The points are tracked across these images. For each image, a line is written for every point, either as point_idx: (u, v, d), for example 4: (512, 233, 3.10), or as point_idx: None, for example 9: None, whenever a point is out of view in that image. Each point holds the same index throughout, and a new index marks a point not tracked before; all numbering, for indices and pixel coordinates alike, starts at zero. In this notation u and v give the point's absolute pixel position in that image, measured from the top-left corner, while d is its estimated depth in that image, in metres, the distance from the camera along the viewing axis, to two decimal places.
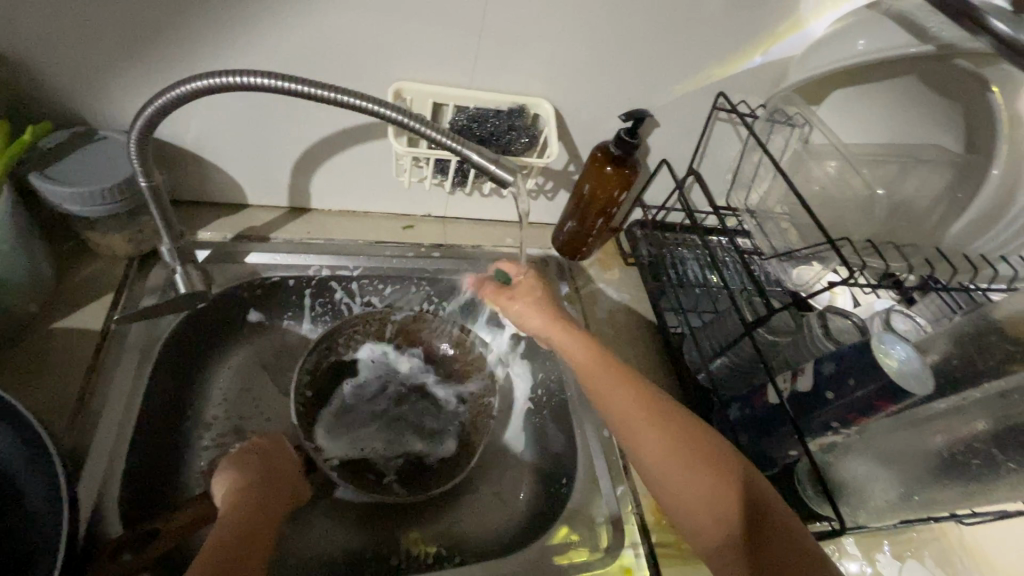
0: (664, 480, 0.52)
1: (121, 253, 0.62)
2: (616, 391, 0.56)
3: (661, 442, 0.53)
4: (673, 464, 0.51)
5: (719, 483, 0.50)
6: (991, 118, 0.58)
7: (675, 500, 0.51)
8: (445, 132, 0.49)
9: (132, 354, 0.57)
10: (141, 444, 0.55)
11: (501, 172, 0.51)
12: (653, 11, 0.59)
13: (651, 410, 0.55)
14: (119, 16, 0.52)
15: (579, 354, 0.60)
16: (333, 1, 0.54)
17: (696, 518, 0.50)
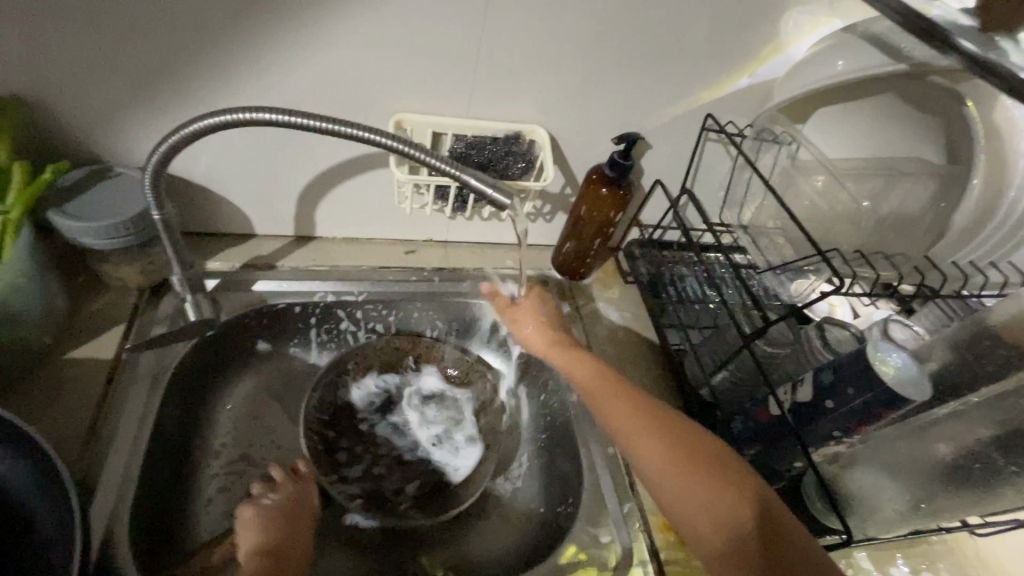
0: (670, 492, 0.52)
1: (133, 285, 0.64)
2: (616, 407, 0.58)
3: (662, 458, 0.54)
4: (675, 480, 0.52)
5: (728, 493, 0.51)
6: (967, 129, 0.58)
7: (679, 516, 0.52)
8: (448, 160, 0.51)
9: (143, 382, 0.58)
10: (152, 472, 0.56)
11: (501, 197, 0.52)
12: (639, 39, 0.61)
13: (652, 426, 0.56)
14: (133, 59, 0.55)
15: (579, 373, 0.62)
16: (335, 41, 0.57)
17: (704, 530, 0.50)
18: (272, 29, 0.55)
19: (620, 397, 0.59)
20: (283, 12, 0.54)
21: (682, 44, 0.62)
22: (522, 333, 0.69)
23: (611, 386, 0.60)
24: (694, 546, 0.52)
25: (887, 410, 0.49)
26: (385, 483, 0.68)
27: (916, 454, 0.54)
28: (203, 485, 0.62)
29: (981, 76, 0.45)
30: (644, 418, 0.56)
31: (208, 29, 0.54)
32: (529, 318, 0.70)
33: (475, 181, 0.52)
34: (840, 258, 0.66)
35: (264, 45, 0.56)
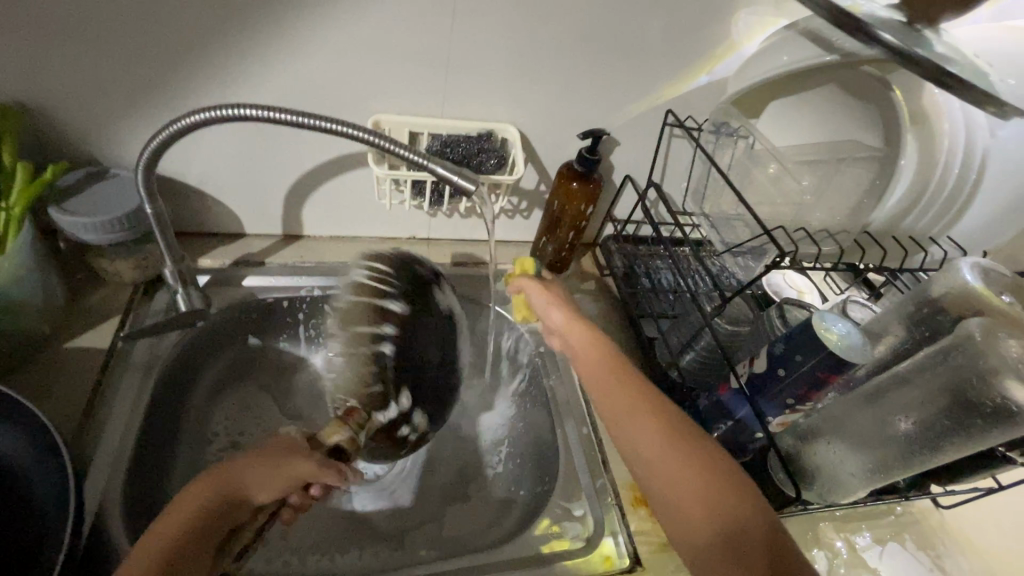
0: (657, 478, 0.52)
1: (128, 280, 0.67)
2: (608, 377, 0.59)
3: (648, 424, 0.54)
4: (659, 445, 0.53)
5: (714, 486, 0.49)
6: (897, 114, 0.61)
7: (658, 483, 0.52)
8: (347, 330, 0.53)
9: (137, 369, 0.62)
10: (145, 455, 0.59)
11: (389, 347, 0.55)
12: (599, 40, 0.66)
13: (640, 396, 0.57)
14: (128, 68, 0.59)
15: (586, 353, 0.63)
16: (315, 48, 0.62)
17: (686, 518, 0.49)
18: (255, 38, 0.60)
19: (612, 368, 0.60)
20: (265, 23, 0.59)
21: (639, 44, 0.66)
22: (545, 307, 0.69)
23: (616, 369, 0.60)
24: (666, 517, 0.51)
25: (833, 375, 0.52)
26: (392, 408, 0.57)
27: (872, 423, 0.55)
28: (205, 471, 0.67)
29: (901, 62, 0.49)
30: (632, 388, 0.58)
31: (196, 39, 0.59)
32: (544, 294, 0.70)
33: (375, 298, 0.55)
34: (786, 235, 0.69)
35: (248, 53, 0.61)
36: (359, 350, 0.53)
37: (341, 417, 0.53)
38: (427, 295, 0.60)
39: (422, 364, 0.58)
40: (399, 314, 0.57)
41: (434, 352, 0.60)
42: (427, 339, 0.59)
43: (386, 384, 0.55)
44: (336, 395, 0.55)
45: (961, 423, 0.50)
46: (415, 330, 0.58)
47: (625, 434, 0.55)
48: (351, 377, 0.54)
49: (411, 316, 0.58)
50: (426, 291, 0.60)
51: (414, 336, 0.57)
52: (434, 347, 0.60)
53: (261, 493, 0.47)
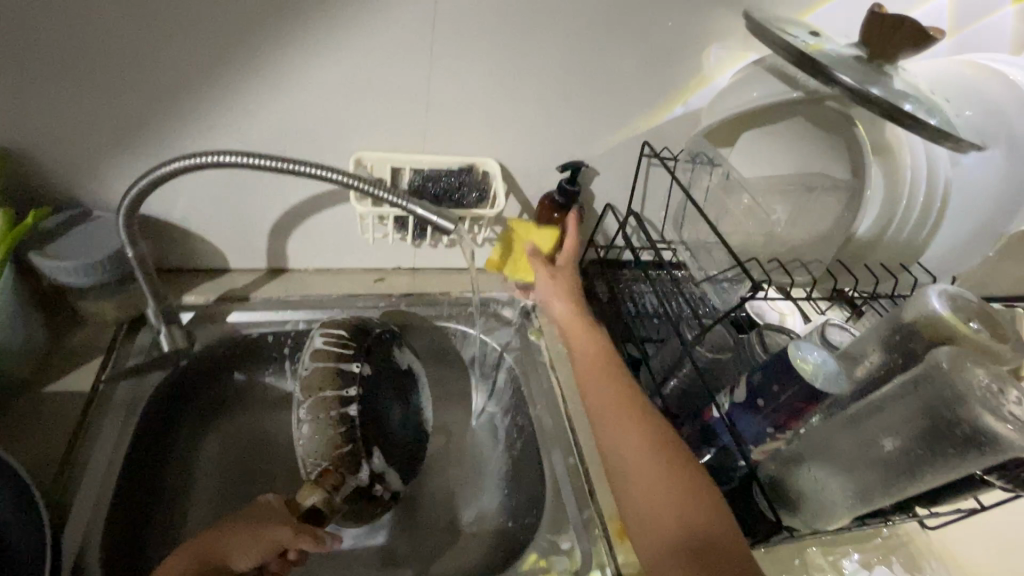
0: (632, 470, 0.57)
1: (110, 319, 0.67)
2: (606, 388, 0.64)
3: (636, 436, 0.59)
4: (644, 456, 0.57)
5: (682, 488, 0.54)
6: (859, 147, 0.63)
7: (635, 489, 0.56)
8: (310, 395, 0.63)
9: (119, 411, 0.61)
10: (124, 500, 0.58)
11: (352, 412, 0.64)
12: (574, 76, 0.68)
13: (633, 409, 0.61)
14: (113, 112, 0.60)
15: (586, 351, 0.69)
16: (297, 89, 0.63)
17: (652, 507, 0.54)
18: (239, 81, 0.61)
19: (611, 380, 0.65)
20: (248, 67, 0.60)
21: (613, 80, 0.69)
22: (549, 297, 0.74)
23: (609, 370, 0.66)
24: (637, 523, 0.55)
25: (809, 404, 0.53)
26: (364, 471, 0.64)
27: (854, 448, 0.55)
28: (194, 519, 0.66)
29: (860, 100, 0.50)
30: (627, 401, 0.62)
31: (181, 82, 0.60)
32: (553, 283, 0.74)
33: (336, 363, 0.66)
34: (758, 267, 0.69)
35: (232, 95, 0.62)
36: (327, 412, 0.63)
37: (316, 480, 0.61)
38: (383, 358, 0.70)
39: (384, 412, 0.68)
40: (362, 375, 0.67)
41: (385, 411, 0.68)
42: (383, 397, 0.68)
43: (353, 442, 0.63)
44: (308, 459, 0.62)
45: (936, 451, 0.51)
46: (375, 393, 0.67)
47: (615, 442, 0.60)
48: (323, 426, 0.63)
49: (373, 379, 0.68)
50: (386, 350, 0.71)
51: (376, 395, 0.67)
52: (399, 406, 0.69)
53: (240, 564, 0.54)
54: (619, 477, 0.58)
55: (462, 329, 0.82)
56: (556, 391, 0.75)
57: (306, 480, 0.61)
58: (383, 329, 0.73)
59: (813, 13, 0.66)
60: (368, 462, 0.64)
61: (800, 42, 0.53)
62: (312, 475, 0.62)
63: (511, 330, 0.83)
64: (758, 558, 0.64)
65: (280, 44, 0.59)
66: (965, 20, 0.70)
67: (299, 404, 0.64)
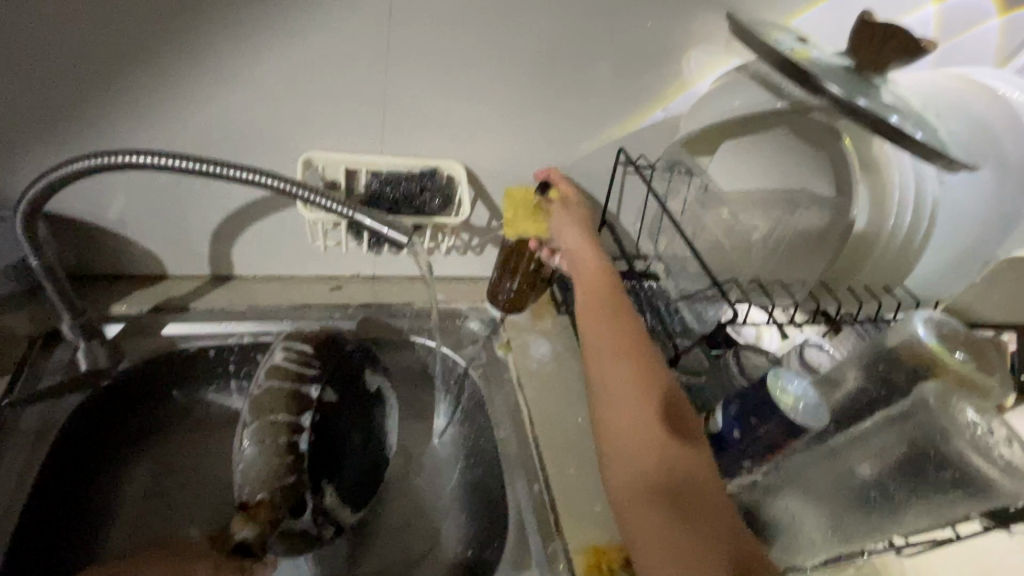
0: (620, 407, 0.54)
1: (21, 333, 0.60)
2: (608, 312, 0.61)
3: (631, 379, 0.56)
4: (638, 398, 0.54)
5: (673, 437, 0.51)
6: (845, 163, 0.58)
7: (620, 432, 0.53)
8: (259, 416, 0.60)
9: (22, 442, 0.54)
10: (26, 543, 0.51)
11: (303, 440, 0.61)
12: (546, 76, 0.63)
13: (635, 350, 0.58)
14: (20, 101, 0.53)
15: (592, 279, 0.64)
16: (237, 80, 0.56)
17: (637, 449, 0.51)
18: (168, 69, 0.54)
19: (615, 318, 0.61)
20: (180, 53, 0.54)
21: (588, 82, 0.64)
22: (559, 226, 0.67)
23: (616, 304, 0.62)
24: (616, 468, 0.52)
25: (787, 439, 0.49)
26: (307, 511, 0.60)
27: (832, 481, 0.51)
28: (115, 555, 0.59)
29: (851, 116, 0.46)
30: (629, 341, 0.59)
31: (100, 69, 0.53)
32: (563, 213, 0.67)
33: (293, 384, 0.63)
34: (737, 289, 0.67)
35: (162, 84, 0.55)
36: (275, 438, 0.60)
37: (251, 510, 0.57)
38: (349, 380, 0.67)
39: (346, 438, 0.65)
40: (321, 401, 0.64)
41: (344, 439, 0.65)
42: (346, 423, 0.65)
43: (298, 475, 0.60)
44: (246, 485, 0.58)
45: (916, 490, 0.47)
46: (334, 420, 0.64)
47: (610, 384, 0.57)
48: (263, 457, 0.59)
49: (338, 405, 0.65)
50: (354, 373, 0.68)
51: (337, 422, 0.65)
52: (359, 434, 0.66)
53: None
54: (605, 421, 0.55)
55: (423, 342, 0.77)
56: (522, 413, 0.70)
57: (240, 511, 0.57)
58: (356, 347, 0.69)
59: (798, 18, 0.62)
60: (312, 500, 0.60)
61: (785, 48, 0.49)
62: (244, 503, 0.57)
63: (477, 345, 0.78)
64: None
65: (216, 28, 0.53)
66: (951, 33, 0.67)
67: (244, 425, 0.61)
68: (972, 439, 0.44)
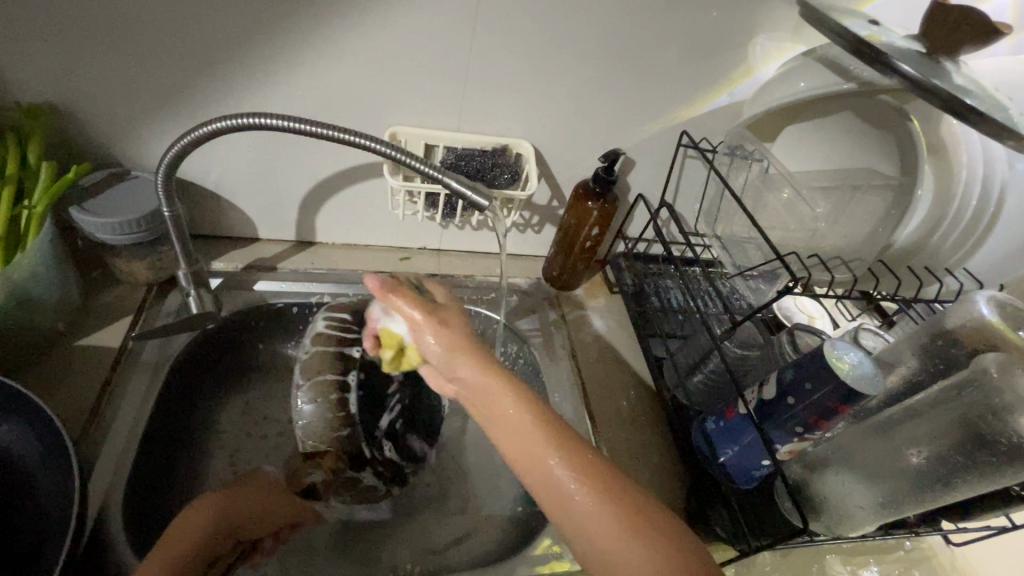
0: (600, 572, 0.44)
1: (142, 280, 0.68)
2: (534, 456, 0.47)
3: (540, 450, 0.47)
4: (618, 540, 0.43)
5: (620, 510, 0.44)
6: (912, 142, 0.59)
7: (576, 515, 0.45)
8: (310, 379, 0.60)
9: (145, 370, 0.62)
10: (149, 456, 0.59)
11: (353, 399, 0.63)
12: (616, 60, 0.66)
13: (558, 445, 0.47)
14: (157, 77, 0.61)
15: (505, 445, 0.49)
16: (337, 58, 0.63)
17: None
18: (279, 48, 0.61)
19: (514, 401, 0.49)
20: (289, 34, 0.60)
21: (656, 65, 0.67)
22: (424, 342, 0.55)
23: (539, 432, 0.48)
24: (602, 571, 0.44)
25: (842, 405, 0.51)
26: (365, 464, 0.64)
27: (880, 455, 0.53)
28: (210, 482, 0.66)
29: (922, 96, 0.48)
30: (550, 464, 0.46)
31: (222, 47, 0.60)
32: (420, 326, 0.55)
33: (337, 346, 0.63)
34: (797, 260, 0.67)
35: (273, 61, 0.62)
36: (326, 397, 0.61)
37: (317, 459, 0.62)
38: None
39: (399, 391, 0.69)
40: (364, 360, 0.65)
41: (391, 392, 0.68)
42: (388, 381, 0.67)
43: (354, 427, 0.63)
44: (308, 440, 0.61)
45: (972, 458, 0.49)
46: (377, 377, 0.66)
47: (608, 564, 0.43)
48: (320, 416, 0.61)
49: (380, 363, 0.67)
50: None
51: (381, 379, 0.66)
52: (408, 385, 0.70)
53: (252, 528, 0.56)
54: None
55: (481, 309, 0.81)
56: (578, 382, 0.74)
57: (307, 457, 0.62)
58: None
59: (870, 5, 0.64)
60: (372, 452, 0.64)
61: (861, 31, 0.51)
62: (309, 453, 0.61)
63: (534, 317, 0.82)
64: (775, 560, 0.62)
65: (323, 12, 0.59)
66: None
67: (296, 389, 0.61)
68: None
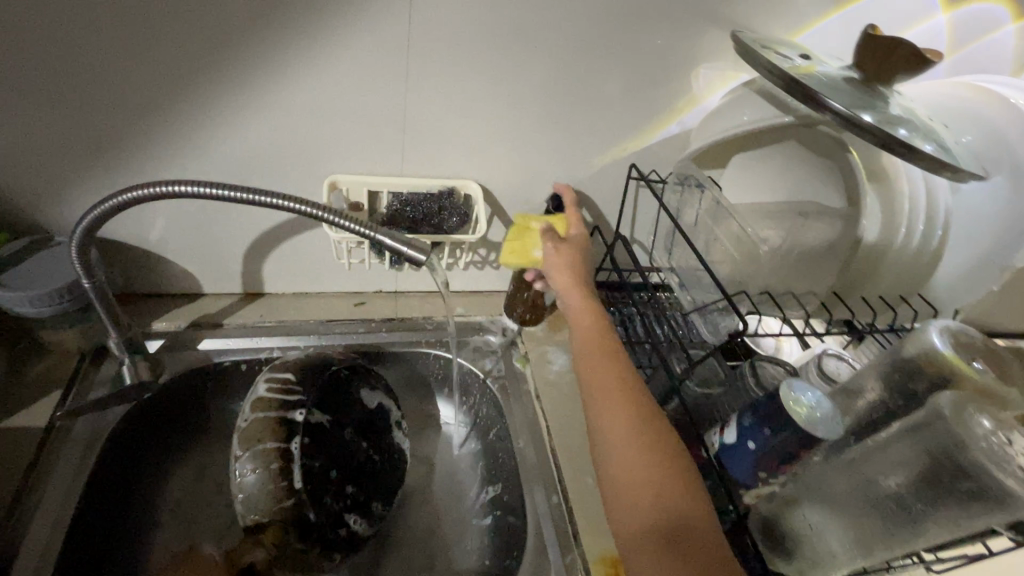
0: (613, 480, 0.51)
1: (74, 349, 0.65)
2: (608, 377, 0.58)
3: (638, 452, 0.51)
4: (649, 478, 0.50)
5: (660, 460, 0.50)
6: (852, 175, 0.60)
7: (618, 438, 0.53)
8: (248, 448, 0.57)
9: (75, 448, 0.59)
10: (79, 543, 0.55)
11: (297, 469, 0.58)
12: (556, 98, 0.65)
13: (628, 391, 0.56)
14: (76, 138, 0.58)
15: (591, 360, 0.60)
16: (268, 111, 0.61)
17: (627, 504, 0.49)
18: (205, 105, 0.59)
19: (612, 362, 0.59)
20: (216, 88, 0.58)
21: (597, 102, 0.66)
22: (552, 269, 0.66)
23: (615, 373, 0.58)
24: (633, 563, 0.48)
25: (802, 448, 0.50)
26: (311, 535, 0.58)
27: (848, 493, 0.51)
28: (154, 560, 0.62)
29: (855, 132, 0.47)
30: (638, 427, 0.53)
31: (143, 103, 0.58)
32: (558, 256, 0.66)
33: (278, 411, 0.60)
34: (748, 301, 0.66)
35: (201, 117, 0.60)
36: (268, 466, 0.57)
37: (259, 534, 0.55)
38: (342, 399, 0.66)
39: (353, 450, 0.65)
40: (308, 423, 0.61)
41: (346, 453, 0.64)
42: (340, 440, 0.64)
43: (299, 496, 0.58)
44: (249, 513, 0.56)
45: (935, 503, 0.47)
46: (325, 441, 0.62)
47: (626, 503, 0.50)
48: (263, 487, 0.57)
49: (328, 426, 0.63)
50: (345, 393, 0.66)
51: (330, 442, 0.62)
52: (365, 441, 0.66)
53: None
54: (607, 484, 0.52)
55: (440, 353, 0.79)
56: (541, 425, 0.71)
57: (248, 534, 0.55)
58: (342, 365, 0.68)
59: (803, 34, 0.64)
60: (322, 520, 0.59)
61: (789, 65, 0.50)
62: (251, 529, 0.56)
63: (496, 357, 0.79)
64: None
65: (249, 66, 0.57)
66: (964, 42, 0.68)
67: (235, 460, 0.58)
68: (989, 451, 0.43)
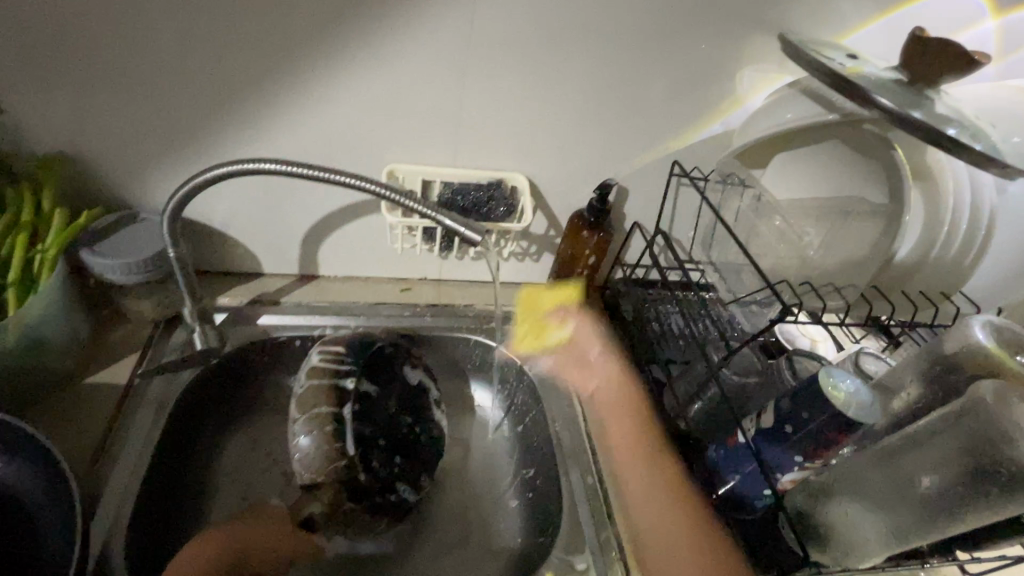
0: None
1: (149, 318, 0.70)
2: None
3: None
4: None
5: None
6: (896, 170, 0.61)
7: None
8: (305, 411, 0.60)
9: (150, 406, 0.63)
10: (152, 491, 0.60)
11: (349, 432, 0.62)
12: (604, 95, 0.68)
13: None
14: (165, 123, 0.64)
15: None
16: (336, 102, 0.65)
17: None
18: (281, 94, 0.64)
19: None
20: (292, 80, 0.63)
21: (644, 99, 0.69)
22: None
23: None
24: None
25: (840, 432, 0.51)
26: (361, 495, 0.62)
27: (884, 483, 0.52)
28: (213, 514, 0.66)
29: (901, 127, 0.49)
30: None
31: (227, 92, 0.63)
32: None
33: (331, 379, 0.64)
34: (790, 290, 0.69)
35: (276, 106, 0.65)
36: (323, 428, 0.60)
37: (315, 491, 0.60)
38: (387, 373, 0.70)
39: (398, 423, 0.69)
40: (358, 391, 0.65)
41: (392, 426, 0.68)
42: (388, 412, 0.69)
43: (352, 458, 0.61)
44: (306, 473, 0.59)
45: (977, 491, 0.47)
46: (370, 408, 0.66)
47: None
48: (318, 448, 0.59)
49: (374, 395, 0.67)
50: (391, 368, 0.71)
51: (375, 412, 0.67)
52: (406, 415, 0.70)
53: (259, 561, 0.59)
54: None
55: (480, 339, 0.82)
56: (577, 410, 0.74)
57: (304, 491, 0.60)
58: (391, 342, 0.72)
59: (849, 38, 0.66)
60: (371, 482, 0.63)
61: (837, 64, 0.52)
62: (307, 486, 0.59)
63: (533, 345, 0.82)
64: None
65: (323, 60, 0.62)
66: (1012, 46, 0.68)
67: (292, 424, 0.61)
68: None
